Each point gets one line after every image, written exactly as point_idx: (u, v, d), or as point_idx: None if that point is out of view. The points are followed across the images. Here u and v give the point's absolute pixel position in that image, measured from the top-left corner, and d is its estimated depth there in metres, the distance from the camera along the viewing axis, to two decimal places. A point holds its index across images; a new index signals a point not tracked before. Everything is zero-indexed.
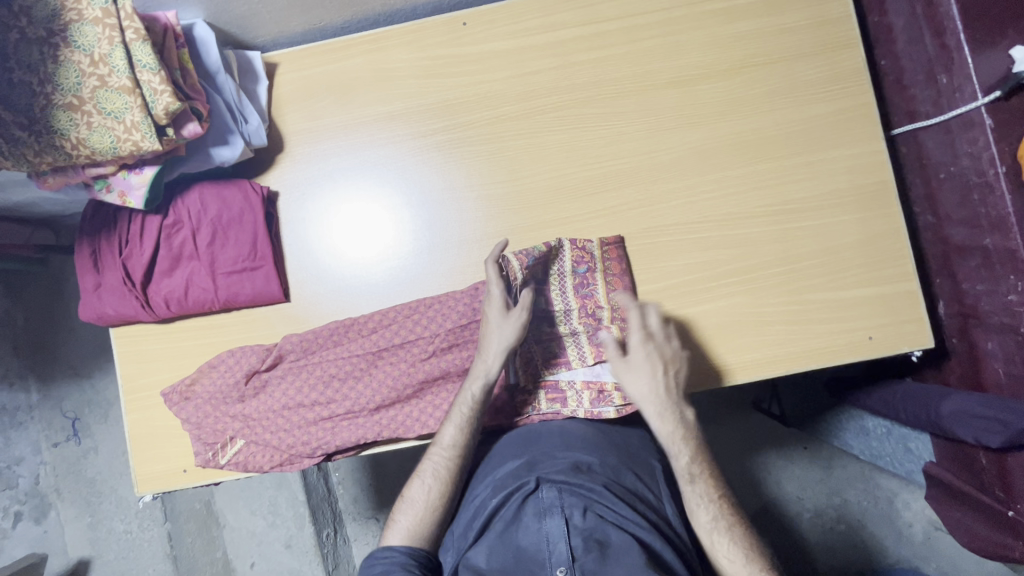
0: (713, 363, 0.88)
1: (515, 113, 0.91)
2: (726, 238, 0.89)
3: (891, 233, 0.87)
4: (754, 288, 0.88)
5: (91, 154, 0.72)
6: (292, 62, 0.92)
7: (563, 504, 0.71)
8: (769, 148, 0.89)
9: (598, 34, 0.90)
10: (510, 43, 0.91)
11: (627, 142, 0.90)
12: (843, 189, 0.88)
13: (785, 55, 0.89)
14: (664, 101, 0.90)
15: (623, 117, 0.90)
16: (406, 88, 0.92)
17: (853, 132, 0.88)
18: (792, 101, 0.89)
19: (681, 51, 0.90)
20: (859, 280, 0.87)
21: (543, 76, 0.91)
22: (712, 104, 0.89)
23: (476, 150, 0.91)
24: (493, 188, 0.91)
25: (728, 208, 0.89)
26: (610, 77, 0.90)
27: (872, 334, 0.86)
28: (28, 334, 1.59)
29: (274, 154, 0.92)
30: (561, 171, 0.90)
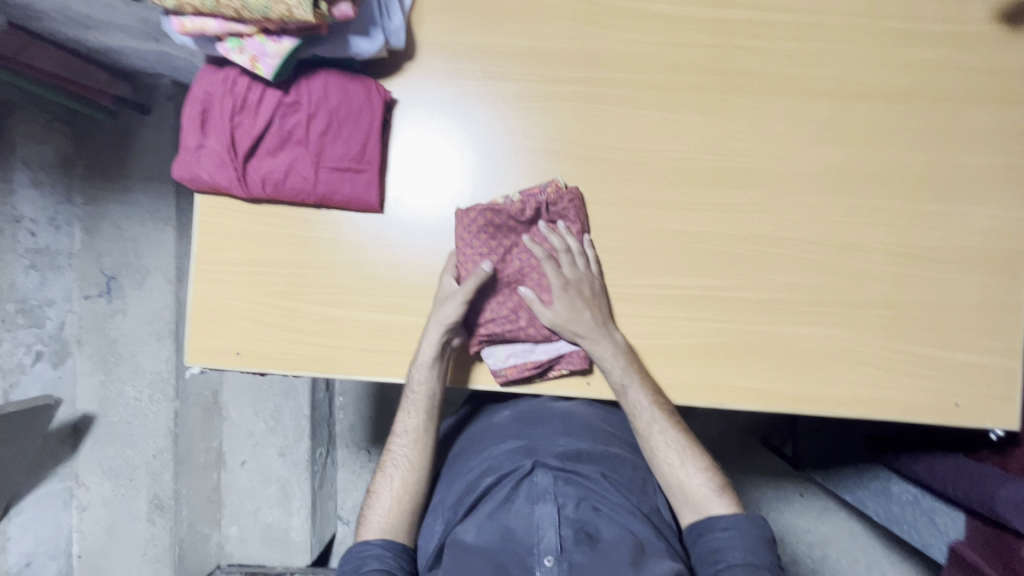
0: (789, 388, 0.85)
1: (658, 83, 0.86)
2: (840, 267, 0.85)
3: (1008, 307, 0.84)
4: (854, 324, 0.85)
5: (240, 8, 0.69)
6: None
7: (555, 493, 0.76)
8: (910, 186, 0.85)
9: (766, 23, 0.85)
10: (673, 10, 0.86)
11: (765, 143, 0.86)
12: (973, 249, 0.84)
13: (955, 95, 0.84)
14: (816, 111, 0.85)
15: (769, 117, 0.85)
16: (555, 28, 0.87)
17: (1001, 193, 0.84)
18: (947, 146, 0.84)
19: (848, 63, 0.85)
20: (963, 345, 0.84)
21: (699, 52, 0.86)
22: (863, 127, 0.85)
23: (610, 109, 0.87)
24: (615, 152, 0.87)
25: (850, 237, 0.85)
26: (766, 72, 0.85)
27: (959, 401, 0.84)
28: (84, 182, 1.58)
29: (405, 61, 0.88)
30: (691, 154, 0.86)
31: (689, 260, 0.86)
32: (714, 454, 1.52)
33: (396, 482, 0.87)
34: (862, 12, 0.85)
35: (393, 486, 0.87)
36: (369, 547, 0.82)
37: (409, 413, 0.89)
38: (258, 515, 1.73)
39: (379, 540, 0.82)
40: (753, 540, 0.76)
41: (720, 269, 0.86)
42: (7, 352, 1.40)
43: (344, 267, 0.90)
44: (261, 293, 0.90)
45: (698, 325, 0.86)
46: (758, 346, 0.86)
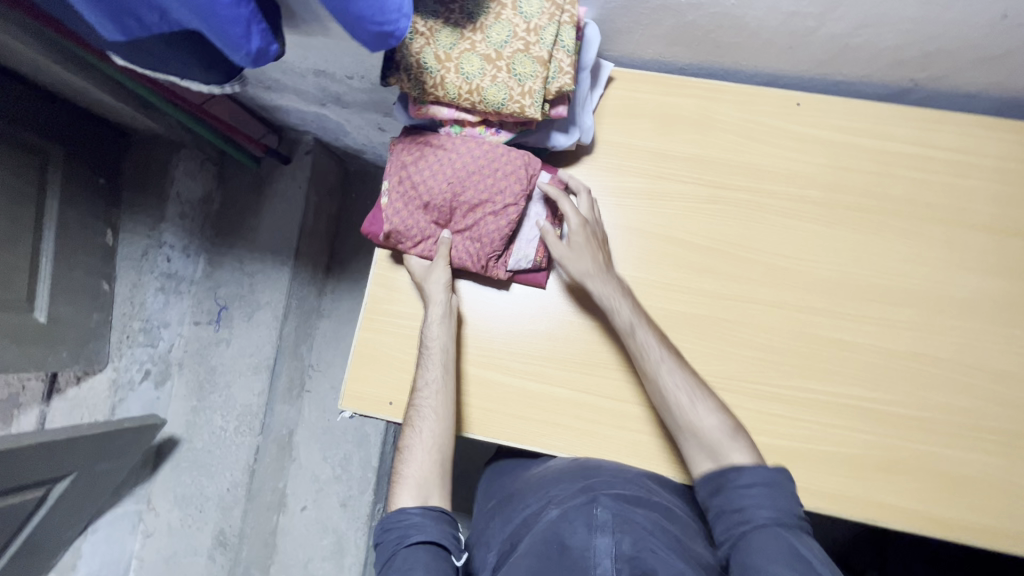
0: (945, 511, 0.84)
1: (818, 198, 0.93)
2: (999, 395, 0.86)
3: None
4: (1014, 456, 0.84)
5: (478, 102, 0.79)
6: (630, 83, 0.99)
7: (615, 527, 0.70)
8: None
9: (925, 156, 0.92)
10: (836, 136, 0.94)
11: (921, 265, 0.90)
12: None
13: None
14: (973, 241, 0.90)
15: (926, 241, 0.90)
16: (722, 140, 0.96)
17: None
18: None
19: (1003, 202, 0.90)
20: None
21: (858, 176, 0.93)
22: (1019, 261, 0.89)
23: (769, 217, 0.94)
24: (771, 257, 0.93)
25: (1010, 366, 0.86)
26: (923, 201, 0.91)
27: None
28: (217, 218, 1.71)
29: (584, 154, 0.97)
30: (848, 267, 0.91)
31: (842, 368, 0.88)
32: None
33: (424, 441, 0.85)
34: (1019, 158, 0.91)
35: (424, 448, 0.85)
36: (408, 515, 0.79)
37: (433, 368, 0.88)
38: (308, 569, 1.65)
39: (415, 509, 0.80)
40: (782, 496, 0.73)
41: (875, 381, 0.87)
42: (123, 367, 1.52)
43: (509, 338, 0.94)
44: None
45: (849, 435, 0.87)
46: (910, 463, 0.85)
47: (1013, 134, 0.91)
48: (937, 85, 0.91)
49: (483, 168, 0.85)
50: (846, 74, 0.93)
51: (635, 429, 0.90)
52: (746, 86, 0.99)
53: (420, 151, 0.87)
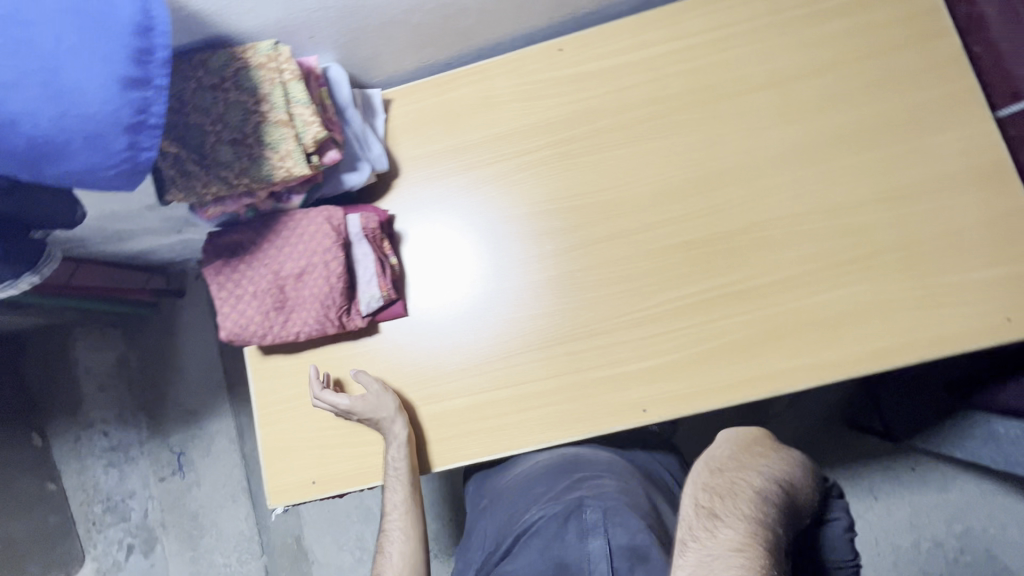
0: (836, 352, 0.86)
1: (613, 125, 0.96)
2: (839, 227, 0.88)
3: (1015, 210, 0.85)
4: (874, 276, 0.87)
5: (249, 183, 0.81)
6: (407, 97, 1.00)
7: (606, 524, 0.71)
8: (869, 138, 0.90)
9: (687, 47, 0.95)
10: (605, 63, 0.97)
11: (728, 143, 0.93)
12: (956, 171, 0.87)
13: (879, 48, 0.91)
14: (759, 102, 0.93)
15: (720, 120, 0.93)
16: (510, 112, 0.99)
17: (957, 115, 0.88)
18: (890, 91, 0.90)
19: (770, 55, 0.93)
20: (990, 260, 0.84)
21: (637, 90, 0.96)
22: (809, 100, 0.92)
23: (578, 161, 0.96)
24: (595, 196, 0.95)
25: (837, 197, 0.89)
26: (705, 86, 0.94)
27: (1010, 316, 0.83)
28: (138, 374, 1.67)
29: (392, 180, 1.00)
30: (663, 175, 0.94)
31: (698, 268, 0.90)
32: (805, 453, 1.44)
33: (396, 533, 0.91)
34: (768, 10, 0.94)
35: (403, 525, 0.90)
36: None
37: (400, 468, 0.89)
38: None
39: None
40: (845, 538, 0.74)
41: (728, 265, 0.90)
42: (100, 553, 1.59)
43: (408, 362, 0.95)
44: (319, 419, 0.96)
45: (726, 323, 0.89)
46: (792, 324, 0.87)
47: None
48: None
49: (287, 240, 0.87)
50: (587, 6, 0.96)
51: (540, 403, 0.92)
52: (511, 53, 1.01)
53: (229, 250, 0.88)
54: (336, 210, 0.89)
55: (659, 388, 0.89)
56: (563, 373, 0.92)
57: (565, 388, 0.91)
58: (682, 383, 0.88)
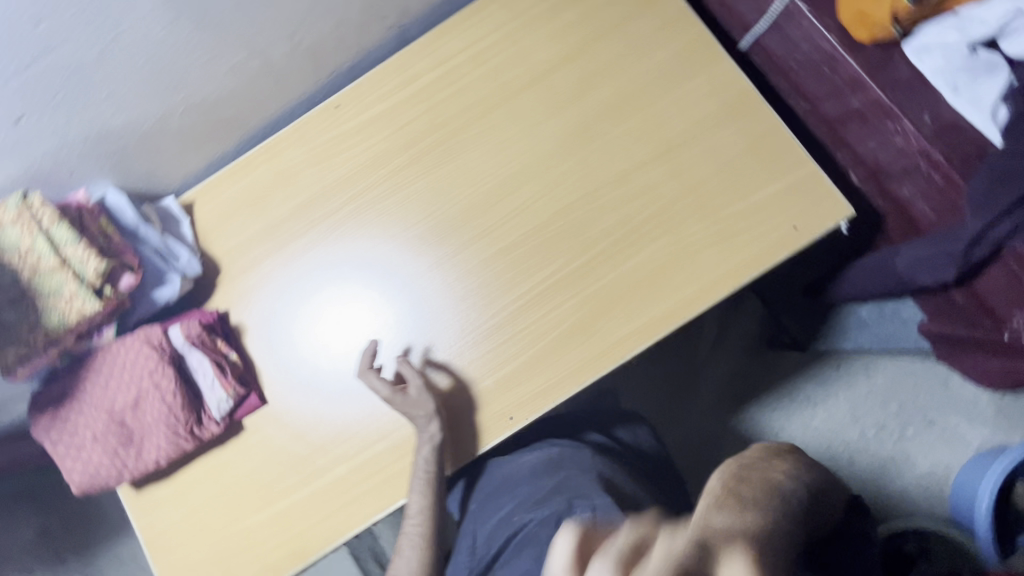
0: (661, 306, 0.90)
1: (406, 162, 0.99)
2: (628, 192, 0.93)
3: (771, 128, 0.92)
4: (671, 225, 0.92)
5: (47, 333, 0.80)
6: (206, 195, 0.98)
7: (598, 517, 0.75)
8: (630, 104, 0.96)
9: (449, 71, 1.00)
10: (382, 108, 1.00)
11: (513, 146, 0.97)
12: (712, 110, 0.94)
13: (615, 22, 0.97)
14: (526, 102, 0.97)
15: (498, 128, 0.98)
16: (310, 178, 0.99)
17: (697, 60, 0.95)
18: (636, 57, 0.96)
19: (524, 57, 0.98)
20: (764, 180, 0.91)
21: (418, 124, 0.99)
22: (570, 85, 0.97)
23: (386, 203, 0.98)
24: (405, 234, 0.97)
25: (618, 166, 0.94)
26: (474, 99, 0.99)
27: (795, 224, 0.89)
28: None
29: (213, 278, 0.97)
30: (463, 193, 0.97)
31: (516, 269, 0.94)
32: (731, 391, 1.29)
33: (415, 538, 0.86)
34: (511, 17, 0.99)
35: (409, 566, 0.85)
36: None
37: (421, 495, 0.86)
38: None
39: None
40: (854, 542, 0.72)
41: (542, 257, 0.94)
42: None
43: (296, 435, 0.93)
44: (209, 535, 0.93)
45: (557, 312, 0.92)
46: (615, 291, 0.91)
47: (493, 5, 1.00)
48: (412, 17, 0.99)
49: (110, 375, 0.87)
50: (349, 62, 0.99)
51: (419, 444, 0.91)
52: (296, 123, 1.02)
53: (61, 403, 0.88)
54: (153, 329, 0.88)
55: (519, 390, 0.91)
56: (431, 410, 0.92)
57: (434, 425, 0.91)
58: (539, 380, 0.91)
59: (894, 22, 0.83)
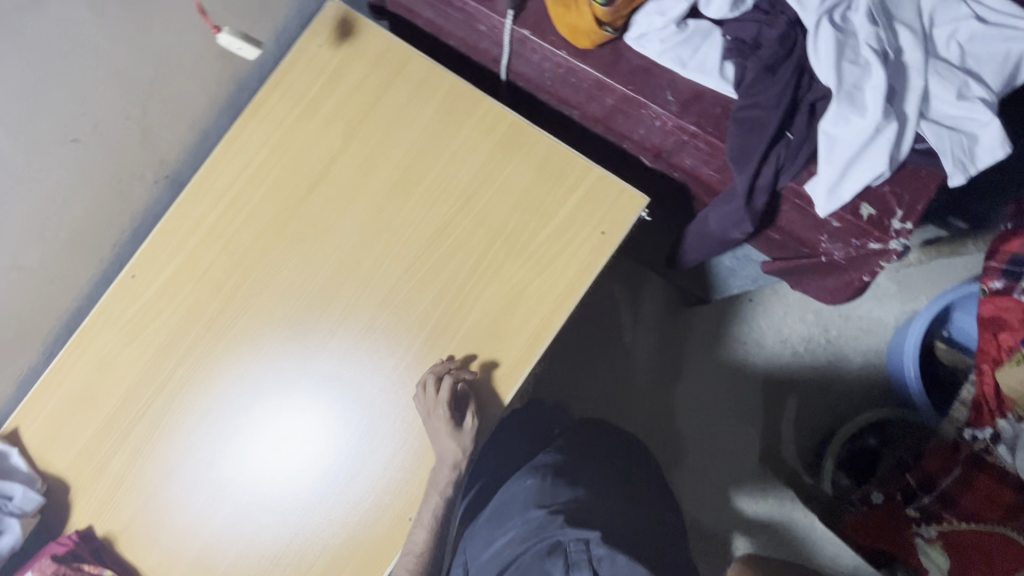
0: (506, 361, 0.86)
1: (221, 307, 0.91)
2: (439, 260, 0.89)
3: (550, 150, 0.88)
4: (490, 273, 0.88)
5: None
6: (26, 416, 0.89)
7: (591, 556, 0.75)
8: (413, 174, 0.91)
9: (232, 197, 0.93)
10: (178, 261, 0.92)
11: (320, 254, 0.91)
12: (490, 149, 0.90)
13: (378, 100, 0.93)
14: (320, 206, 0.92)
15: (301, 242, 0.91)
16: (131, 358, 0.90)
17: (463, 112, 0.91)
18: (406, 126, 0.92)
19: (300, 161, 0.93)
20: (565, 193, 0.88)
21: (218, 265, 0.92)
22: (352, 176, 0.92)
23: (218, 356, 0.90)
24: (260, 367, 0.90)
25: (422, 237, 0.90)
26: (268, 222, 0.92)
27: (603, 228, 0.86)
28: None
29: (65, 496, 0.88)
30: (289, 318, 0.90)
31: (360, 377, 0.88)
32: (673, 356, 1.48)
33: None
34: (272, 130, 0.94)
35: None
36: None
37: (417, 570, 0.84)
38: None
39: None
40: None
41: (381, 358, 0.88)
42: None
43: (233, 566, 0.84)
44: None
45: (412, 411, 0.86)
46: (469, 353, 0.87)
47: (249, 124, 0.94)
48: (174, 161, 0.92)
49: None
50: (123, 227, 0.91)
51: None
52: (95, 304, 0.92)
53: None
54: None
55: (409, 511, 0.83)
56: (335, 562, 0.83)
57: (352, 532, 0.84)
58: (423, 497, 0.83)
59: (601, 27, 0.79)
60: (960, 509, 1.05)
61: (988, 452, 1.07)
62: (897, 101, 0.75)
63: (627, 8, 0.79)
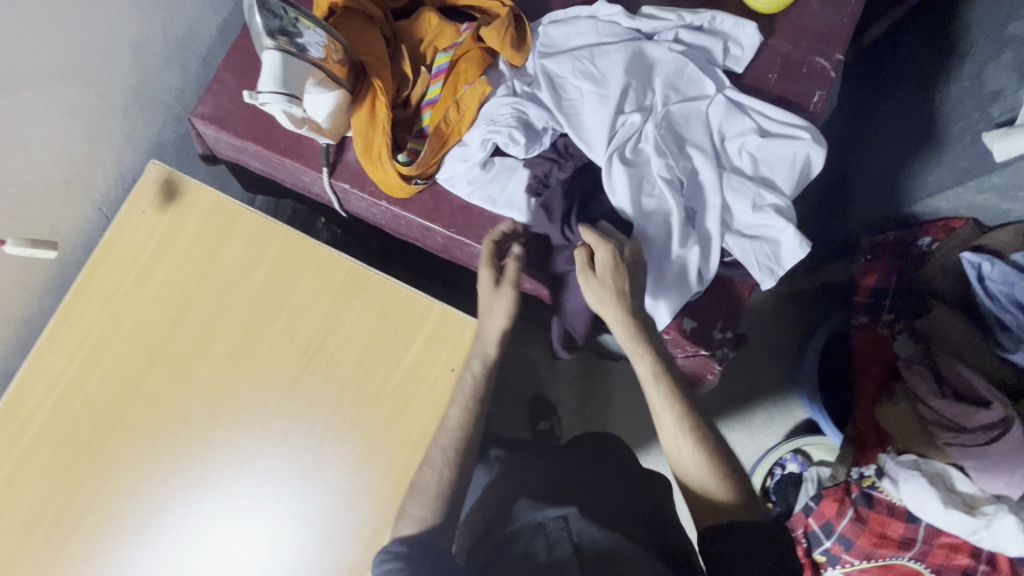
0: (374, 517, 0.83)
1: (63, 505, 0.85)
2: (292, 419, 0.86)
3: (391, 291, 0.88)
4: (345, 427, 0.86)
5: None
6: None
7: (573, 532, 0.82)
8: (255, 332, 0.88)
9: (63, 383, 0.88)
10: (8, 466, 0.86)
11: (165, 431, 0.86)
12: (331, 297, 0.89)
13: (209, 260, 0.91)
14: (159, 382, 0.88)
15: (143, 423, 0.87)
16: None
17: (300, 260, 0.90)
18: (242, 284, 0.90)
19: (134, 336, 0.89)
20: (412, 332, 0.87)
21: (55, 462, 0.86)
22: (193, 341, 0.88)
23: (65, 558, 0.83)
24: (119, 557, 0.84)
25: (272, 396, 0.87)
26: (107, 403, 0.87)
27: (453, 364, 0.86)
28: None
29: None
30: (141, 504, 0.85)
31: (231, 545, 0.84)
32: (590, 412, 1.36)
33: None
34: (100, 306, 0.90)
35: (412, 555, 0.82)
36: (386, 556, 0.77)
37: None
38: None
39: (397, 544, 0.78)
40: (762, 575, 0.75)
41: (243, 535, 0.84)
42: None
43: None
44: None
45: None
46: (339, 506, 0.84)
47: (76, 304, 0.90)
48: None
49: None
50: None
51: None
52: None
53: None
54: None
55: None
56: None
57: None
58: None
59: (409, 181, 0.80)
60: (857, 551, 1.15)
61: (876, 489, 1.14)
62: (697, 223, 0.79)
63: (433, 159, 0.80)
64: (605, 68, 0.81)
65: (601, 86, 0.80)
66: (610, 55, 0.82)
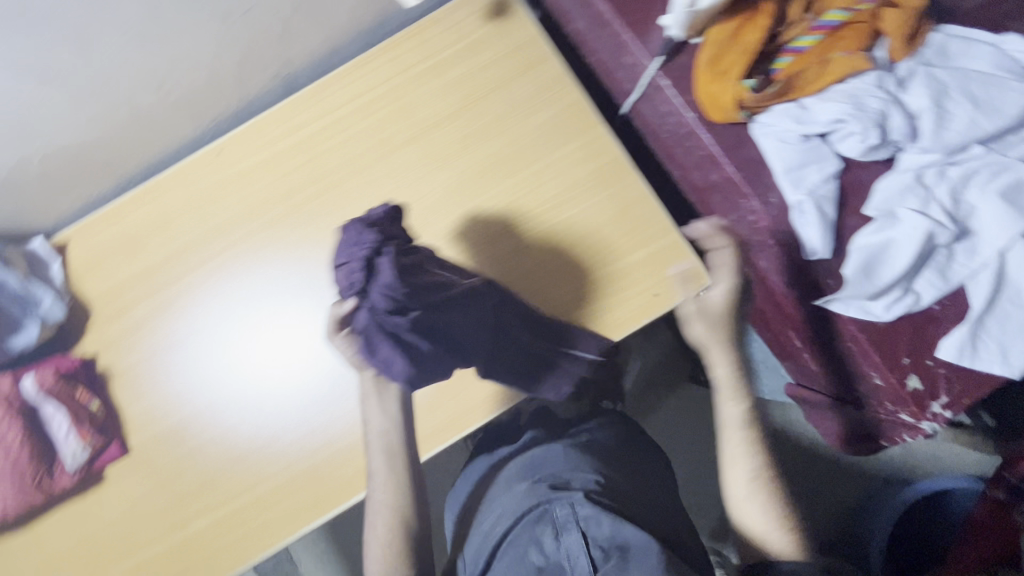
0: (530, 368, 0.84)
1: (286, 210, 0.94)
2: (499, 252, 0.89)
3: (640, 197, 0.88)
4: (546, 280, 0.88)
5: None
6: (81, 237, 0.96)
7: (578, 518, 0.72)
8: (506, 164, 0.92)
9: (332, 116, 0.96)
10: (259, 156, 0.95)
11: (389, 201, 0.92)
12: (584, 174, 0.90)
13: (500, 83, 0.94)
14: (406, 158, 0.93)
15: (378, 184, 0.93)
16: (192, 224, 0.94)
17: (575, 126, 0.92)
18: (517, 118, 0.93)
19: (409, 110, 0.95)
20: (637, 243, 0.87)
21: (296, 174, 0.94)
22: (450, 142, 0.93)
23: (264, 252, 0.93)
24: (281, 284, 0.92)
25: (493, 224, 0.90)
26: (356, 152, 0.94)
27: (657, 291, 0.86)
28: None
29: (83, 323, 0.93)
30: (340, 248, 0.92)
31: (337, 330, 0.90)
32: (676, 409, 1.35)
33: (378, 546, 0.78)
34: (396, 71, 0.96)
35: (390, 498, 0.78)
36: None
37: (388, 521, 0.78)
38: None
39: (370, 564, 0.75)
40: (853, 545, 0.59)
41: None
42: None
43: (227, 432, 0.88)
44: None
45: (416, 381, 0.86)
46: None
47: (377, 59, 0.97)
48: (298, 65, 0.96)
49: None
50: (228, 104, 0.95)
51: (281, 506, 0.84)
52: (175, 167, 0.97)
53: None
54: (6, 380, 0.85)
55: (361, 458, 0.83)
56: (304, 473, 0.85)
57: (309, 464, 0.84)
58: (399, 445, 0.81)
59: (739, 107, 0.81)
60: None
61: None
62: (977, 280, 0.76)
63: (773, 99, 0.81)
64: (996, 98, 0.78)
65: (981, 113, 0.78)
66: (1008, 89, 0.78)
